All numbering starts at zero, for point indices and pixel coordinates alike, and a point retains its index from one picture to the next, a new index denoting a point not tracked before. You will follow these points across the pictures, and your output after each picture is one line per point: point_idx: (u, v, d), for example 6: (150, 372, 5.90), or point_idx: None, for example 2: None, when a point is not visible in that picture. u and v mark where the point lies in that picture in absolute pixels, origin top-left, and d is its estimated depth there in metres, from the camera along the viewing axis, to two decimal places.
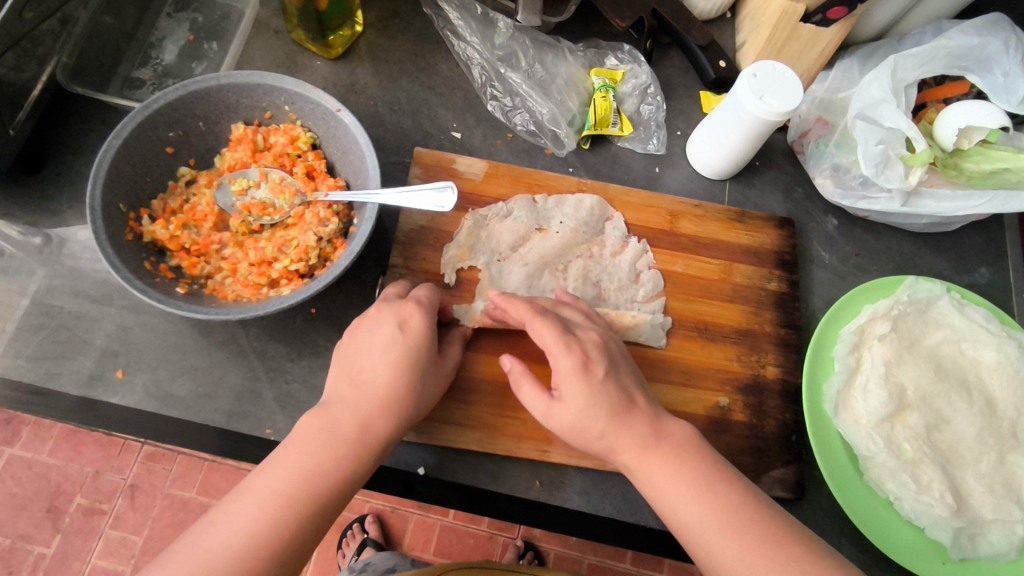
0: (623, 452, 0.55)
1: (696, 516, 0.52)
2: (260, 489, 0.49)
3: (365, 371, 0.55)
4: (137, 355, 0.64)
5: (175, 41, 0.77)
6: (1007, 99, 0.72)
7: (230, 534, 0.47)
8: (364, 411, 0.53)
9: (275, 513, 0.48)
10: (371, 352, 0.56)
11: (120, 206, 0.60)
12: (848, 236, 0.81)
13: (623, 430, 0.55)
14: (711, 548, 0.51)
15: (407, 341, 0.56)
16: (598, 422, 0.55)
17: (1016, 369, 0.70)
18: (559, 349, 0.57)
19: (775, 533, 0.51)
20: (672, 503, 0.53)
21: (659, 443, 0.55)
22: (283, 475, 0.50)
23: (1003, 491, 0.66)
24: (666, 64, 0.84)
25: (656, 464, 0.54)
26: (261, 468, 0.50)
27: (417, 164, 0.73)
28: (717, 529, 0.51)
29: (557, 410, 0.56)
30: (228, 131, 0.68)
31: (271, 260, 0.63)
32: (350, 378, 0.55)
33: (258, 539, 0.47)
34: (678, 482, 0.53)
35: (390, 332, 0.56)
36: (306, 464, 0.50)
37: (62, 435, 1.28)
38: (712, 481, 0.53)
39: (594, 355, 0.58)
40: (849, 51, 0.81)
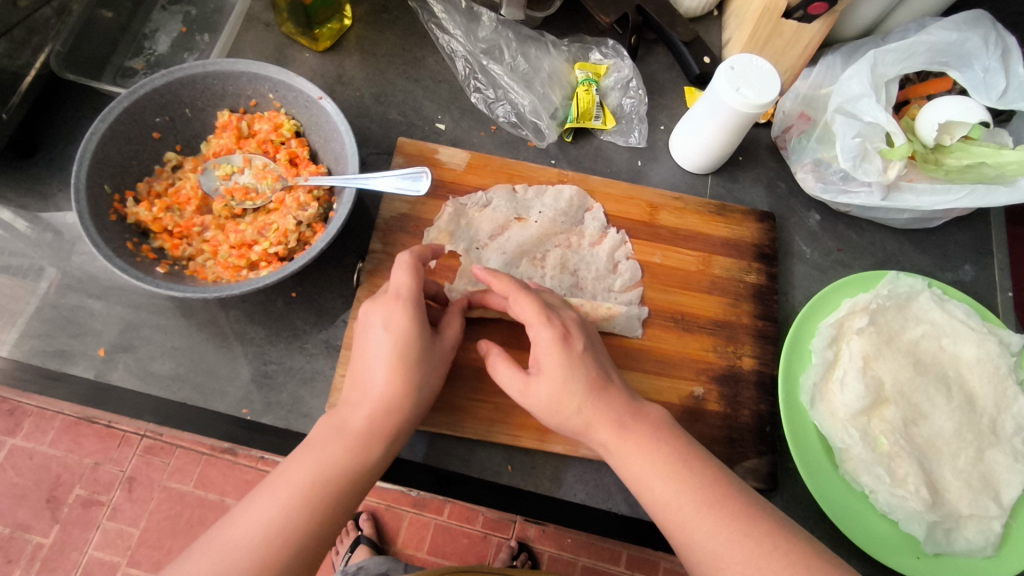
0: (600, 430, 0.55)
1: (674, 494, 0.52)
2: (287, 485, 0.49)
3: (371, 379, 0.54)
4: (121, 334, 0.65)
5: (168, 32, 0.79)
6: (987, 94, 0.72)
7: (262, 531, 0.47)
8: (376, 415, 0.53)
9: (309, 510, 0.48)
10: (370, 356, 0.55)
11: (104, 187, 0.61)
12: (830, 231, 0.81)
13: (600, 411, 0.55)
14: (687, 524, 0.50)
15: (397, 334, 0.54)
16: (574, 398, 0.55)
17: (995, 366, 0.70)
18: (539, 322, 0.57)
19: (753, 510, 0.51)
20: (648, 482, 0.53)
21: (635, 422, 0.55)
22: (304, 476, 0.50)
23: (979, 486, 0.65)
24: (651, 60, 0.85)
25: (632, 443, 0.54)
26: (288, 461, 0.51)
27: (399, 154, 0.74)
28: (697, 507, 0.51)
29: (534, 386, 0.56)
30: (215, 118, 0.69)
31: (251, 243, 0.64)
32: (360, 386, 0.55)
33: (290, 539, 0.47)
34: (653, 461, 0.53)
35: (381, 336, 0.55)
36: (328, 465, 0.50)
37: (63, 427, 1.30)
38: (687, 459, 0.54)
39: (573, 330, 0.58)
40: (833, 48, 0.81)
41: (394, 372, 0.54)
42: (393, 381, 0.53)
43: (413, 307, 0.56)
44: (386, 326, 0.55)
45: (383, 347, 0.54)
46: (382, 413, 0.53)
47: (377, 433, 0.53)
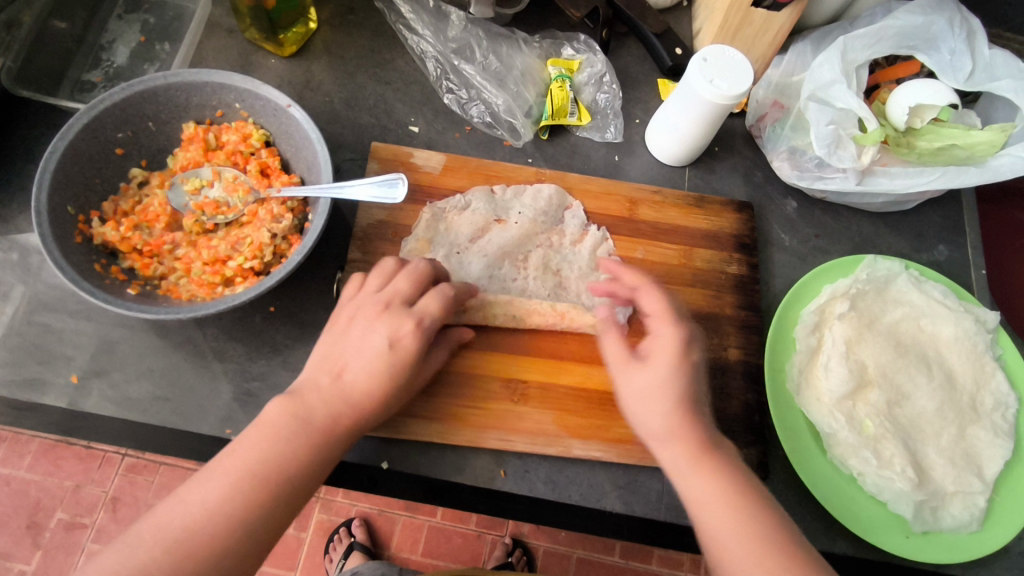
0: (674, 445, 0.53)
1: (733, 535, 0.49)
2: (229, 467, 0.47)
3: (348, 371, 0.53)
4: (93, 359, 0.63)
5: (126, 43, 0.76)
6: (955, 77, 0.72)
7: (194, 518, 0.45)
8: (341, 413, 0.51)
9: (246, 499, 0.46)
10: (358, 356, 0.54)
11: (67, 209, 0.59)
12: (808, 218, 0.81)
13: (681, 424, 0.54)
14: (741, 573, 0.47)
15: (395, 353, 0.54)
16: (665, 402, 0.54)
17: (973, 344, 0.72)
18: (665, 320, 0.58)
19: (803, 569, 0.47)
20: (710, 518, 0.50)
21: (708, 450, 0.53)
22: (241, 464, 0.47)
23: (963, 463, 0.67)
24: (623, 54, 0.85)
25: (699, 473, 0.52)
26: (235, 444, 0.48)
27: (373, 159, 0.72)
28: (753, 553, 0.47)
29: (632, 375, 0.57)
30: (180, 130, 0.67)
31: (224, 258, 0.63)
32: (333, 373, 0.53)
33: (223, 527, 0.45)
34: (722, 496, 0.50)
35: (379, 344, 0.54)
36: (274, 457, 0.48)
37: (40, 450, 1.26)
38: (751, 503, 0.50)
39: (693, 338, 0.58)
40: (802, 36, 0.81)
41: (377, 380, 0.53)
42: (369, 388, 0.52)
43: (424, 335, 0.56)
44: (391, 342, 0.54)
45: (376, 357, 0.53)
46: (345, 415, 0.51)
47: (332, 433, 0.51)
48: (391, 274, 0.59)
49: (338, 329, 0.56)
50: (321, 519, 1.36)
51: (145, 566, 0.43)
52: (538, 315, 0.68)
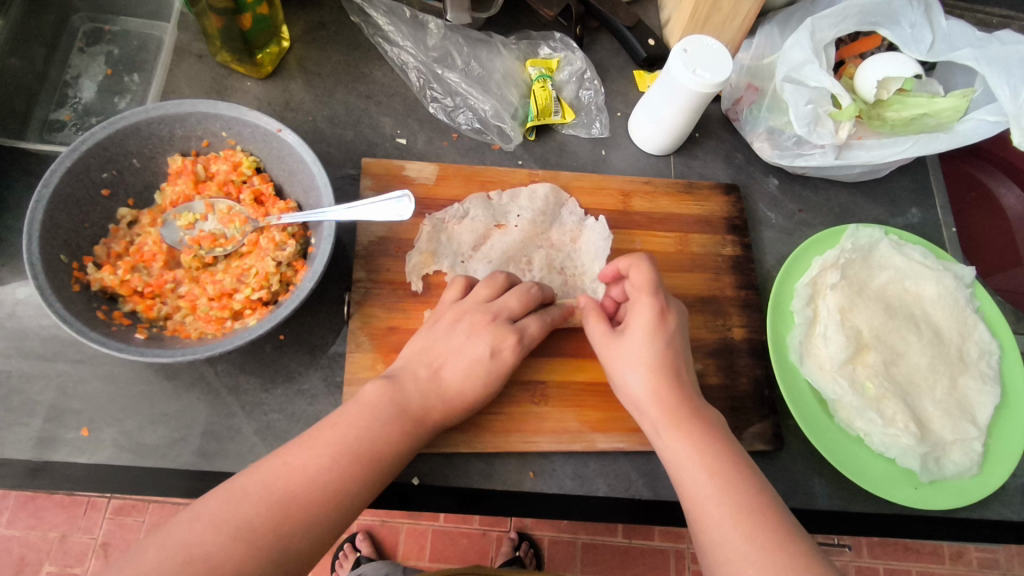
0: (651, 409, 0.57)
1: (707, 492, 0.51)
2: (329, 438, 0.50)
3: (445, 370, 0.58)
4: (102, 409, 0.61)
5: (92, 77, 0.73)
6: (917, 48, 0.76)
7: (296, 481, 0.47)
8: (433, 407, 0.56)
9: (344, 468, 0.49)
10: (459, 357, 0.58)
11: (60, 257, 0.57)
12: (790, 194, 0.84)
13: (663, 395, 0.57)
14: (715, 530, 0.49)
15: (495, 362, 0.59)
16: (639, 369, 0.59)
17: (955, 299, 0.76)
18: (645, 292, 0.61)
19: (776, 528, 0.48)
20: (687, 479, 0.53)
21: (690, 421, 0.56)
22: (340, 440, 0.50)
23: (958, 412, 0.71)
24: (598, 48, 0.86)
25: (679, 441, 0.55)
26: (335, 417, 0.52)
27: (366, 176, 0.72)
28: (724, 509, 0.50)
29: (612, 351, 0.61)
30: (165, 164, 0.65)
31: (230, 292, 0.61)
32: (432, 371, 0.58)
33: (322, 489, 0.48)
34: (700, 458, 0.53)
35: (482, 352, 0.58)
36: (376, 436, 0.52)
37: (19, 504, 1.21)
38: (730, 467, 0.53)
39: (668, 305, 0.62)
40: (768, 18, 0.84)
41: (478, 386, 0.58)
42: (470, 392, 0.58)
43: (523, 350, 0.61)
44: (493, 352, 0.59)
45: (477, 367, 0.58)
46: (443, 411, 0.57)
47: (425, 421, 0.56)
48: (500, 288, 0.64)
49: (440, 328, 0.61)
50: None
51: (250, 522, 0.45)
52: None
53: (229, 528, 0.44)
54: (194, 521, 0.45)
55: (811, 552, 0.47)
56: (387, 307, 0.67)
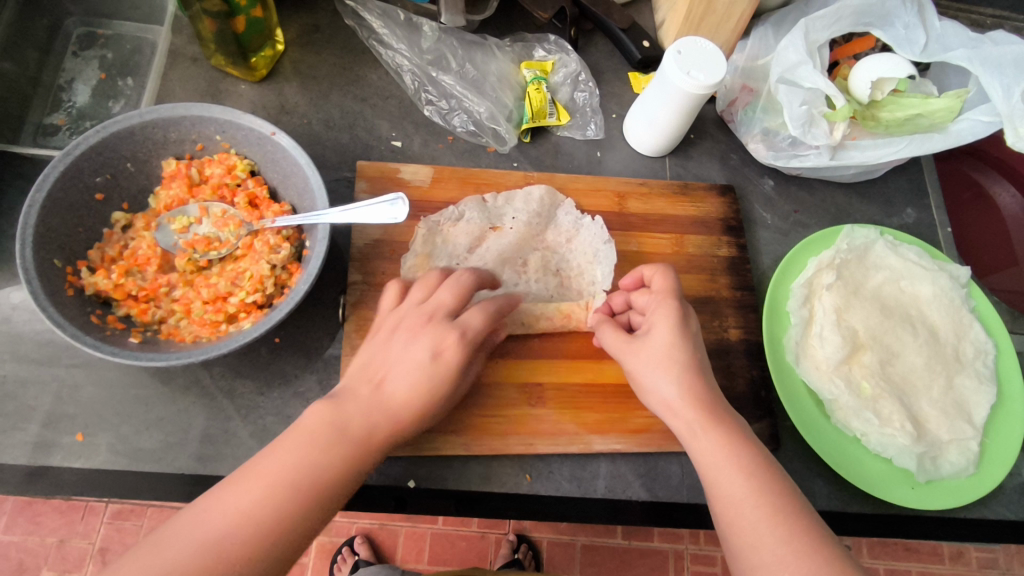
0: (684, 408, 0.54)
1: (743, 494, 0.50)
2: (258, 475, 0.46)
3: (388, 380, 0.53)
4: (97, 414, 0.61)
5: (86, 81, 0.73)
6: (911, 49, 0.76)
7: (224, 531, 0.44)
8: (380, 421, 0.51)
9: (282, 505, 0.45)
10: (400, 365, 0.53)
11: (54, 262, 0.56)
12: (785, 195, 0.85)
13: (697, 395, 0.54)
14: (753, 534, 0.48)
15: (437, 364, 0.53)
16: (671, 370, 0.55)
17: (950, 299, 0.76)
18: (667, 296, 0.59)
19: (815, 533, 0.48)
20: (721, 480, 0.51)
21: (726, 421, 0.54)
22: (265, 483, 0.46)
23: (954, 412, 0.71)
24: (593, 50, 0.86)
25: (714, 440, 0.52)
26: (264, 454, 0.48)
27: (361, 179, 0.72)
28: (762, 513, 0.48)
29: (638, 352, 0.58)
30: (159, 168, 0.65)
31: (225, 295, 0.61)
32: (372, 387, 0.52)
33: (255, 537, 0.44)
34: (736, 458, 0.51)
35: (423, 355, 0.53)
36: (305, 464, 0.47)
37: (16, 510, 1.21)
38: (765, 467, 0.51)
39: (689, 310, 0.60)
40: (763, 19, 0.84)
41: (417, 393, 0.52)
42: (413, 399, 0.52)
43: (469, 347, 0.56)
44: (434, 354, 0.54)
45: (411, 370, 0.53)
46: (384, 424, 0.51)
47: (369, 440, 0.50)
48: (435, 284, 0.60)
49: (379, 341, 0.56)
50: (322, 542, 1.34)
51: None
52: (546, 318, 0.68)
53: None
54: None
55: (845, 556, 0.47)
56: None
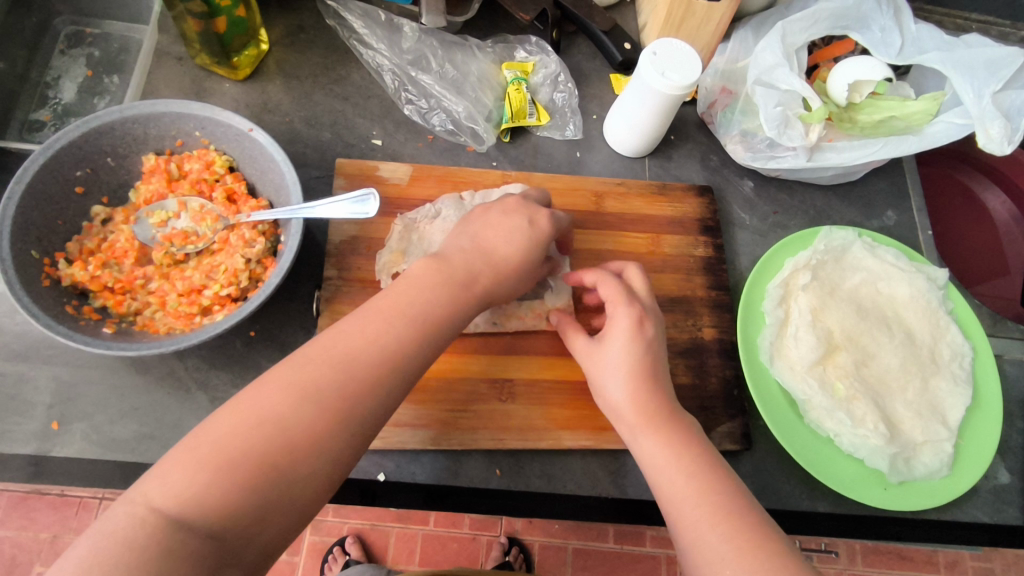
0: (627, 414, 0.56)
1: (685, 494, 0.51)
2: (378, 310, 0.50)
3: (491, 245, 0.57)
4: (73, 403, 0.62)
5: (73, 78, 0.75)
6: (887, 51, 0.77)
7: (334, 374, 0.46)
8: (481, 270, 0.56)
9: (339, 386, 0.45)
10: (504, 230, 0.58)
11: (31, 253, 0.57)
12: (764, 197, 0.85)
13: (640, 400, 0.56)
14: (692, 530, 0.49)
15: (537, 227, 0.59)
16: (618, 374, 0.57)
17: (927, 302, 0.76)
18: (619, 302, 0.59)
19: (759, 532, 0.48)
20: (664, 483, 0.52)
21: (668, 424, 0.55)
22: (374, 333, 0.49)
23: (928, 413, 0.71)
24: (574, 52, 0.87)
25: (655, 443, 0.54)
26: (256, 389, 0.45)
27: (340, 176, 0.73)
28: (705, 515, 0.49)
29: (594, 359, 0.60)
30: (140, 163, 0.66)
31: (200, 288, 0.62)
32: (473, 247, 0.57)
33: (363, 378, 0.47)
34: (678, 460, 0.53)
35: (523, 221, 0.59)
36: (430, 303, 0.52)
37: (11, 504, 1.22)
38: (710, 468, 0.52)
39: (648, 314, 0.60)
40: (742, 22, 0.84)
41: (524, 249, 0.58)
42: (514, 253, 0.58)
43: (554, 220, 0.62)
44: (531, 221, 0.59)
45: (520, 231, 0.59)
46: (492, 274, 0.56)
47: (472, 287, 0.55)
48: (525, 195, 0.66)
49: (472, 218, 0.60)
50: (312, 541, 1.34)
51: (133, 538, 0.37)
52: (517, 318, 0.69)
53: (270, 425, 0.43)
54: (232, 412, 0.43)
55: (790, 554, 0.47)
56: (357, 305, 0.68)
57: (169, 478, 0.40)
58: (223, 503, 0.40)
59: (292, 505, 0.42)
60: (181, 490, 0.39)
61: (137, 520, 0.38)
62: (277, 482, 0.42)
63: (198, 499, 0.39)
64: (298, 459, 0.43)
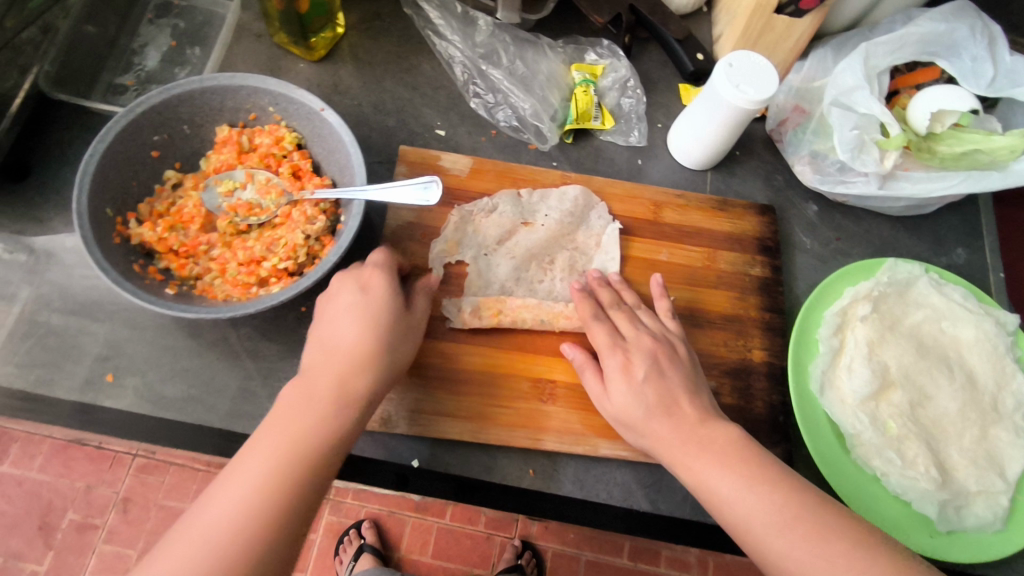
0: (658, 448, 0.59)
1: (746, 509, 0.53)
2: (290, 393, 0.52)
3: (344, 328, 0.56)
4: (129, 358, 0.64)
5: (157, 47, 0.77)
6: (976, 83, 0.74)
7: (251, 493, 0.47)
8: (339, 359, 0.54)
9: (285, 478, 0.48)
10: (343, 312, 0.57)
11: (106, 210, 0.60)
12: (828, 221, 0.82)
13: (662, 435, 0.58)
14: (761, 543, 0.51)
15: (370, 292, 0.58)
16: (636, 415, 0.60)
17: (994, 346, 0.73)
18: (608, 350, 0.64)
19: (825, 531, 0.51)
20: (718, 500, 0.55)
21: (707, 442, 0.57)
22: (272, 446, 0.49)
23: (986, 463, 0.67)
24: (646, 58, 0.86)
25: (704, 462, 0.56)
26: (210, 496, 0.47)
27: (402, 162, 0.73)
28: (768, 525, 0.52)
29: (605, 405, 0.62)
30: (214, 133, 0.68)
31: (259, 259, 0.63)
32: (322, 347, 0.56)
33: (307, 455, 0.49)
34: (729, 476, 0.55)
35: (355, 292, 0.58)
36: (364, 361, 0.54)
37: (52, 451, 1.25)
38: (762, 477, 0.54)
39: (635, 354, 0.63)
40: (823, 41, 0.82)
41: (366, 327, 0.56)
42: (363, 339, 0.55)
43: (389, 273, 0.60)
44: (363, 288, 0.58)
45: (354, 307, 0.57)
46: (354, 367, 0.54)
47: (346, 392, 0.53)
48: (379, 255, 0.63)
49: (332, 293, 0.60)
50: (331, 520, 1.36)
51: None
52: (565, 317, 0.69)
53: (212, 547, 0.44)
54: (202, 513, 0.46)
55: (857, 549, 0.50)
56: None
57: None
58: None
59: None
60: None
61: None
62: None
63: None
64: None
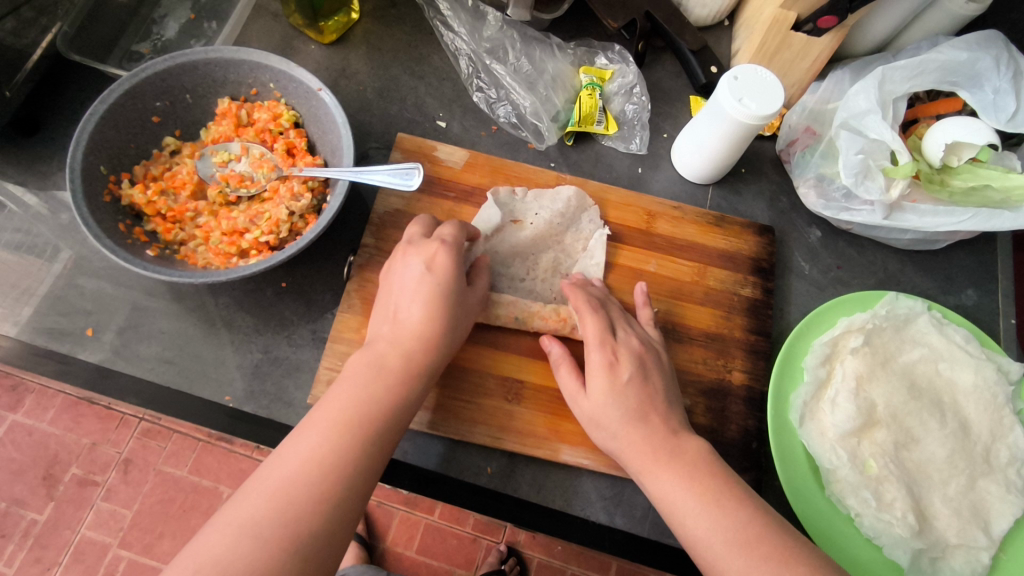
0: (629, 456, 0.57)
1: (707, 527, 0.51)
2: (355, 365, 0.55)
3: (402, 311, 0.58)
4: (110, 315, 0.66)
5: (177, 19, 0.79)
6: (996, 116, 0.70)
7: (326, 447, 0.49)
8: (404, 343, 0.57)
9: (352, 443, 0.50)
10: (405, 288, 0.60)
11: (100, 168, 0.61)
12: (830, 248, 0.80)
13: (637, 445, 0.57)
14: (717, 561, 0.50)
15: (434, 272, 0.59)
16: (613, 420, 0.58)
17: (993, 395, 0.69)
18: (594, 344, 0.61)
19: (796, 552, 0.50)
20: (681, 515, 0.53)
21: (679, 455, 0.56)
22: (344, 408, 0.52)
23: (969, 515, 0.64)
24: (658, 68, 0.85)
25: (668, 476, 0.55)
26: (266, 463, 0.49)
27: (398, 150, 0.74)
28: (728, 543, 0.50)
29: (581, 402, 0.60)
30: (215, 105, 0.70)
31: (242, 231, 0.65)
32: (391, 318, 0.59)
33: (371, 421, 0.52)
34: (693, 492, 0.53)
35: (418, 271, 0.60)
36: (428, 340, 0.57)
37: (64, 405, 1.27)
38: (729, 496, 0.53)
39: (627, 357, 0.61)
40: (842, 63, 0.80)
41: (427, 305, 0.58)
42: (430, 317, 0.58)
43: (454, 251, 0.61)
44: (427, 266, 0.60)
45: (422, 283, 0.59)
46: (419, 344, 0.57)
47: (413, 364, 0.56)
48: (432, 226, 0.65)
49: (393, 268, 0.62)
50: None
51: None
52: (540, 318, 0.67)
53: (289, 493, 0.46)
54: (270, 471, 0.48)
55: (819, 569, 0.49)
56: None
57: (214, 543, 0.44)
58: (262, 568, 0.43)
59: (319, 567, 0.45)
60: (223, 556, 0.43)
61: (197, 574, 0.42)
62: (303, 551, 0.45)
63: (238, 569, 0.42)
64: (317, 522, 0.46)
